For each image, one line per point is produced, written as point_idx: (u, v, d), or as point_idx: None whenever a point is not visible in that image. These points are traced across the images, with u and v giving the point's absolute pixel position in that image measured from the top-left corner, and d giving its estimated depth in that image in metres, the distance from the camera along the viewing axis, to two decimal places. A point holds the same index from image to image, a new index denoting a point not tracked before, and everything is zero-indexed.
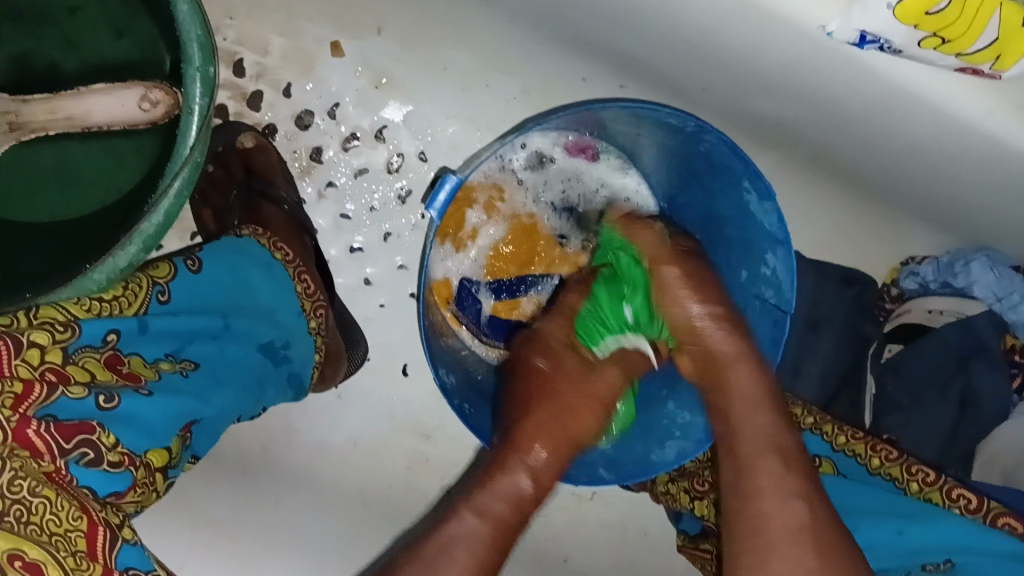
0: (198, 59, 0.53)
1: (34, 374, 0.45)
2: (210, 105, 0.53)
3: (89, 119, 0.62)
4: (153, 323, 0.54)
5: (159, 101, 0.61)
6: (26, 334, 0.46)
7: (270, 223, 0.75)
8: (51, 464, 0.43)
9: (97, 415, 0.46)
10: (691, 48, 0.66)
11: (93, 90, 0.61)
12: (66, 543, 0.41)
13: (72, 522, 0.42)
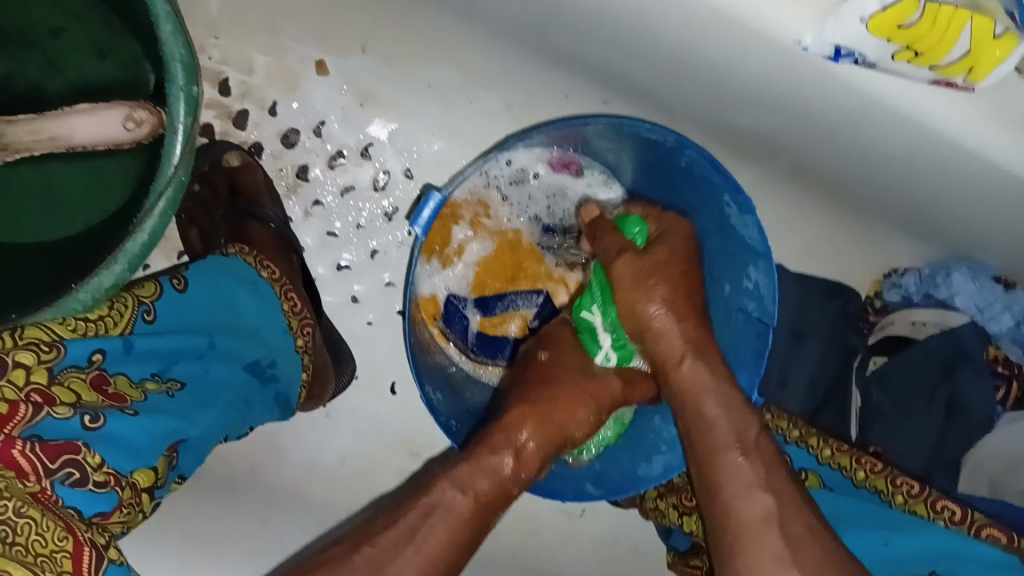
0: (182, 78, 0.53)
1: (20, 395, 0.45)
2: (195, 124, 0.53)
3: (72, 139, 0.63)
4: (138, 343, 0.54)
5: (143, 120, 0.62)
6: (11, 354, 0.46)
7: (256, 242, 0.75)
8: (37, 484, 0.43)
9: (82, 434, 0.46)
10: (670, 64, 0.67)
11: (77, 112, 0.62)
12: (52, 564, 0.41)
13: (58, 542, 0.42)
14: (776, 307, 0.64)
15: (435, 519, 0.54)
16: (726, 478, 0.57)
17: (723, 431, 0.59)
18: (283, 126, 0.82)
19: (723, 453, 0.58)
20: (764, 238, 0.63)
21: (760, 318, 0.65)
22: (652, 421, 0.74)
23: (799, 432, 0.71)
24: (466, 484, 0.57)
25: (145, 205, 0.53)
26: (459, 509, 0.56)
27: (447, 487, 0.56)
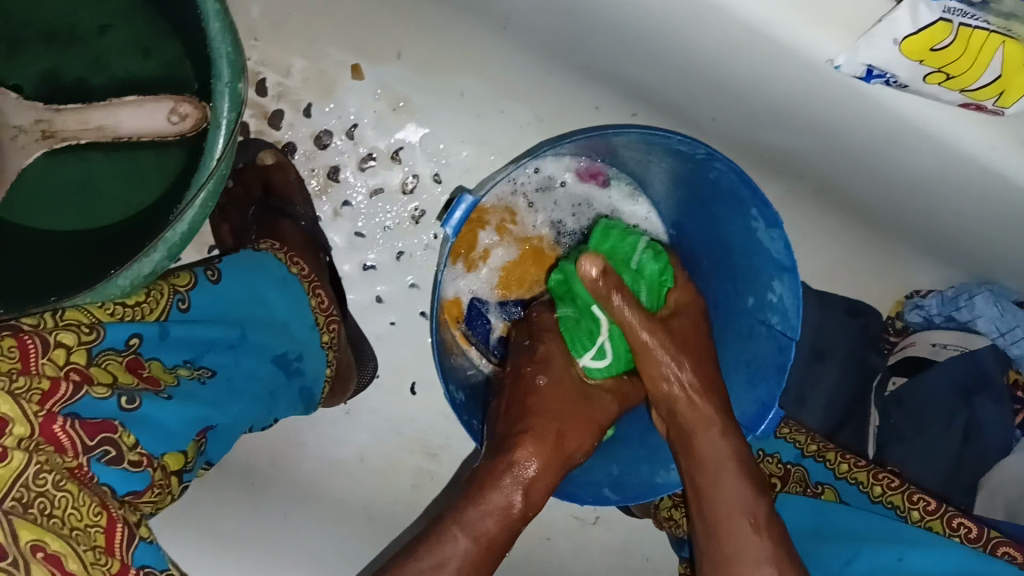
0: (227, 75, 0.54)
1: (60, 373, 0.46)
2: (237, 119, 0.54)
3: (119, 130, 0.63)
4: (173, 330, 0.55)
5: (188, 114, 0.63)
6: (53, 334, 0.48)
7: (286, 239, 0.76)
8: (74, 460, 0.44)
9: (119, 415, 0.47)
10: (700, 79, 0.68)
11: (124, 103, 0.62)
12: (86, 537, 0.42)
13: (92, 517, 0.43)
14: (799, 321, 0.65)
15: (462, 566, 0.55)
16: (733, 548, 0.55)
17: (734, 499, 0.58)
18: (316, 128, 0.84)
19: (733, 519, 0.57)
20: (789, 251, 0.64)
21: (782, 331, 0.66)
22: None
23: (816, 447, 0.71)
24: (477, 528, 0.57)
25: (188, 196, 0.55)
26: (471, 554, 0.56)
27: (460, 535, 0.56)
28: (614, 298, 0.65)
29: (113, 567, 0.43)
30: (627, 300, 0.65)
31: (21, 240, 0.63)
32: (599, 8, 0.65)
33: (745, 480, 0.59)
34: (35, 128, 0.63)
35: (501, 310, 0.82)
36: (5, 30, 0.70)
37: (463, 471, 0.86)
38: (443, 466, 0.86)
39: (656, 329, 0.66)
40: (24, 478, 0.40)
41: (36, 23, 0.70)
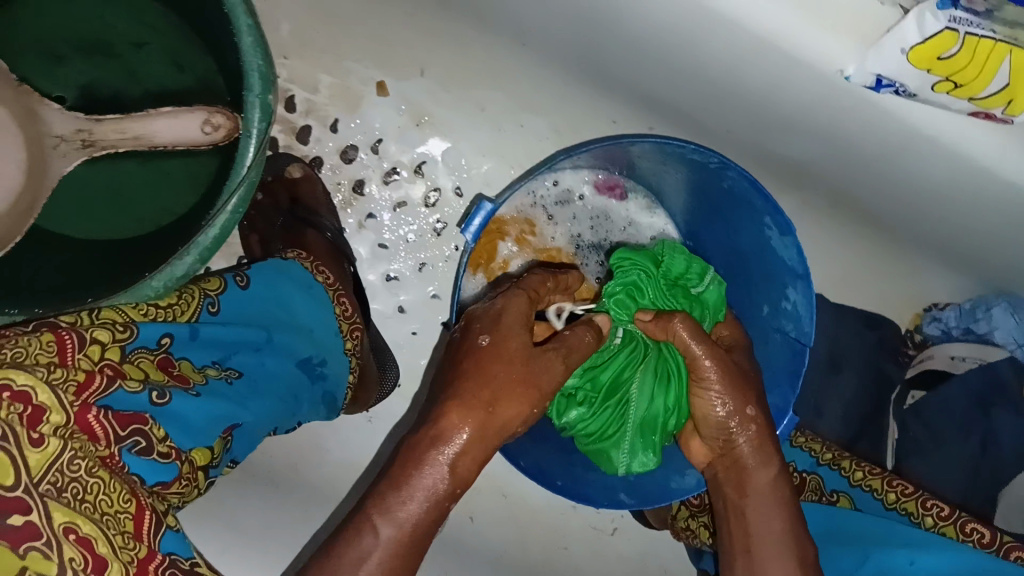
0: (258, 86, 0.57)
1: (94, 367, 0.48)
2: (267, 129, 0.57)
3: (155, 139, 0.63)
4: (203, 331, 0.58)
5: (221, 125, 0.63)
6: (89, 331, 0.50)
7: (312, 249, 0.79)
8: (106, 449, 0.46)
9: (150, 408, 0.49)
10: (712, 90, 0.70)
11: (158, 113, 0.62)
12: (116, 522, 0.44)
13: (122, 503, 0.45)
14: (813, 328, 0.65)
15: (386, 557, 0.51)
16: None
17: (774, 538, 0.58)
18: (342, 142, 0.86)
19: (775, 559, 0.57)
20: (803, 258, 0.65)
21: (797, 338, 0.66)
22: None
23: (832, 455, 0.72)
24: (394, 513, 0.52)
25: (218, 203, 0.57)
26: (392, 545, 0.51)
27: (379, 525, 0.51)
28: (676, 325, 0.63)
29: (141, 551, 0.45)
30: (695, 331, 0.63)
31: (63, 244, 0.67)
32: (615, 22, 0.67)
33: (789, 531, 0.58)
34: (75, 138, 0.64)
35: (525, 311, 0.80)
36: (48, 46, 0.73)
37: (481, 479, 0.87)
38: None
39: (720, 367, 0.63)
40: (60, 462, 0.42)
41: (78, 40, 0.74)
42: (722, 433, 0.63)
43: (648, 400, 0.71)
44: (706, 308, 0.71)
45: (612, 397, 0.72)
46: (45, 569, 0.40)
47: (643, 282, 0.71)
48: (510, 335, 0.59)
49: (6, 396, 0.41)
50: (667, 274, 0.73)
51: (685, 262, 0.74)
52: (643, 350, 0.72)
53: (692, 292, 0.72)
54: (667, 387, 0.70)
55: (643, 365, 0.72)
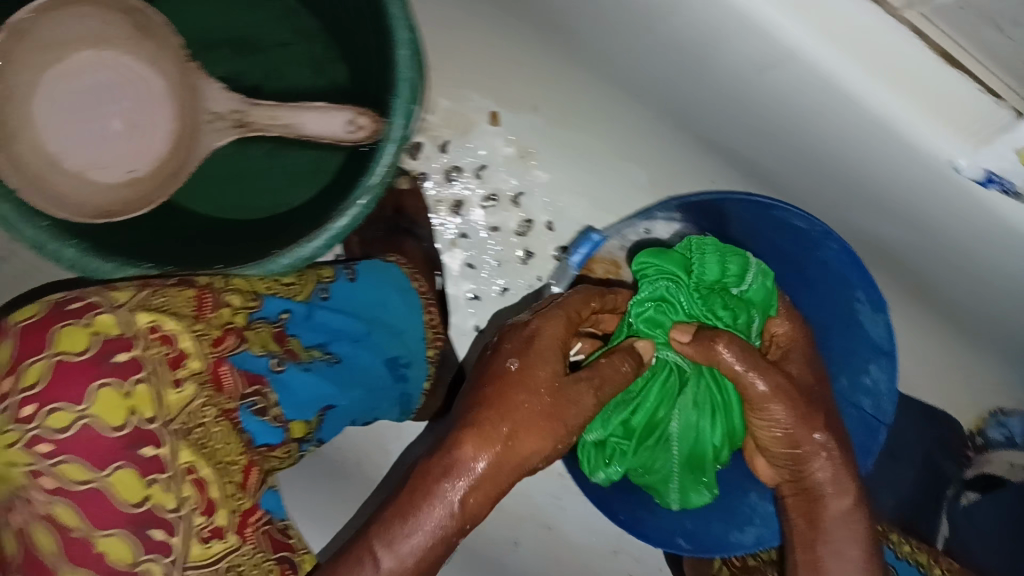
0: (406, 94, 0.61)
1: (227, 327, 0.52)
2: (408, 134, 0.61)
3: (302, 131, 0.65)
4: (317, 313, 0.62)
5: (364, 126, 0.64)
6: (224, 294, 0.54)
7: (410, 257, 0.83)
8: (229, 403, 0.49)
9: (268, 374, 0.53)
10: (813, 164, 0.73)
11: (310, 106, 0.64)
12: (227, 472, 0.48)
13: (234, 456, 0.49)
14: (891, 408, 0.67)
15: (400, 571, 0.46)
16: None
17: None
18: (448, 163, 0.91)
19: None
20: (890, 337, 0.66)
21: (874, 414, 0.68)
22: (747, 497, 0.75)
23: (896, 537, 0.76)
24: (394, 542, 0.47)
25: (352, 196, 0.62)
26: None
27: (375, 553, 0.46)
28: (721, 350, 0.60)
29: (242, 503, 0.49)
30: (742, 358, 0.60)
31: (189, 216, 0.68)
32: (736, 92, 0.69)
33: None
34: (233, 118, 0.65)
35: None
36: (202, 34, 0.79)
37: (529, 507, 0.88)
38: (511, 500, 0.88)
39: (779, 390, 0.61)
40: (192, 407, 0.46)
41: (230, 32, 0.79)
42: (788, 443, 0.62)
43: (693, 427, 0.71)
44: (746, 309, 0.67)
45: (652, 437, 0.70)
46: (164, 502, 0.44)
47: (672, 297, 0.67)
48: (540, 363, 0.53)
49: (156, 338, 0.46)
50: (700, 281, 0.68)
51: (718, 261, 0.68)
52: (673, 382, 0.69)
53: (732, 295, 0.68)
54: (713, 416, 0.70)
55: (680, 396, 0.70)
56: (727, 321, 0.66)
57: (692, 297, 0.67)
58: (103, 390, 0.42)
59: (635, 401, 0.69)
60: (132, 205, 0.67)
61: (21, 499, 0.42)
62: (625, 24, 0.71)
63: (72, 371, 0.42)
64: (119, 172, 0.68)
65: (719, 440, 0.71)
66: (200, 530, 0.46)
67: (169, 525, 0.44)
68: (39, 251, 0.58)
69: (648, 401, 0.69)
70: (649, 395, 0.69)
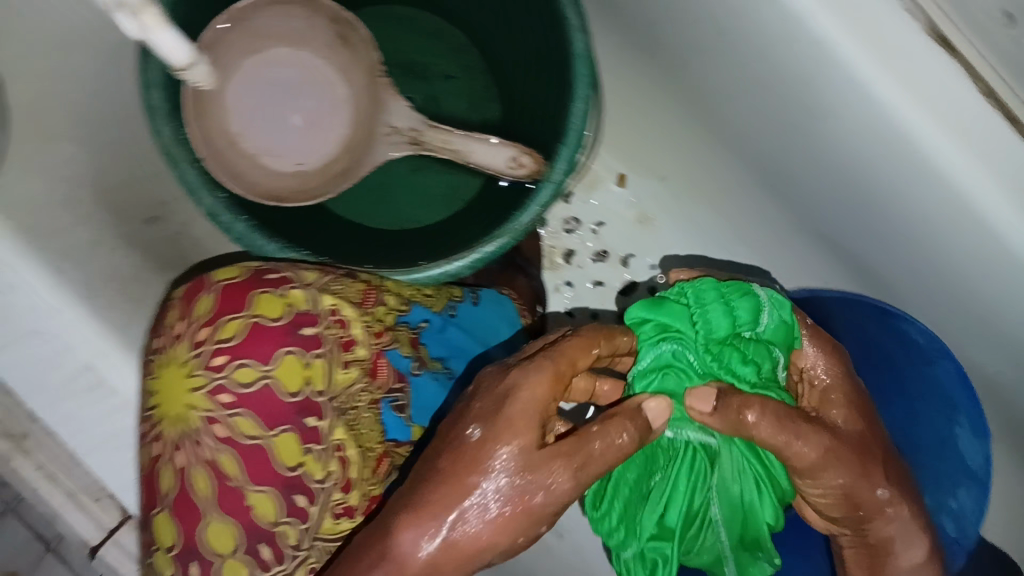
0: (572, 144, 0.64)
1: (384, 325, 0.58)
2: (567, 181, 0.64)
3: (465, 158, 0.68)
4: (450, 328, 0.65)
5: (525, 164, 0.68)
6: (383, 294, 0.59)
7: (520, 293, 0.86)
8: (377, 394, 0.56)
9: (409, 375, 0.58)
10: (932, 282, 0.71)
11: (480, 138, 0.68)
12: (367, 455, 0.55)
13: (372, 442, 0.56)
14: (975, 532, 0.70)
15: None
16: None
17: None
18: (568, 213, 0.95)
19: None
20: (986, 466, 0.70)
21: (956, 537, 0.70)
22: None
23: None
24: None
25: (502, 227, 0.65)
26: None
27: None
28: (750, 417, 0.53)
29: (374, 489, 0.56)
30: (765, 414, 0.53)
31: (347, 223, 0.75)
32: (864, 193, 0.69)
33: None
34: (406, 135, 0.69)
35: None
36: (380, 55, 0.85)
37: (580, 559, 0.90)
38: (564, 548, 0.90)
39: (837, 445, 0.57)
40: (352, 393, 0.54)
41: (402, 58, 0.85)
42: (845, 500, 0.59)
43: (739, 499, 0.61)
44: (767, 355, 0.60)
45: (692, 523, 0.61)
46: (314, 471, 0.51)
47: (683, 364, 0.58)
48: (508, 436, 0.48)
49: (335, 322, 0.53)
50: (714, 336, 0.58)
51: (724, 311, 0.58)
52: (700, 462, 0.60)
53: (745, 341, 0.60)
54: (760, 488, 0.62)
55: (713, 475, 0.61)
56: (749, 380, 0.59)
57: (701, 350, 0.58)
58: (288, 358, 0.50)
59: (662, 490, 0.60)
60: (296, 195, 0.72)
61: (196, 439, 0.49)
62: (764, 115, 0.72)
63: (268, 332, 0.50)
64: (288, 163, 0.72)
65: (766, 508, 0.62)
66: (335, 505, 0.53)
67: (313, 492, 0.51)
68: (214, 221, 0.64)
69: (677, 490, 0.60)
70: (678, 481, 0.60)
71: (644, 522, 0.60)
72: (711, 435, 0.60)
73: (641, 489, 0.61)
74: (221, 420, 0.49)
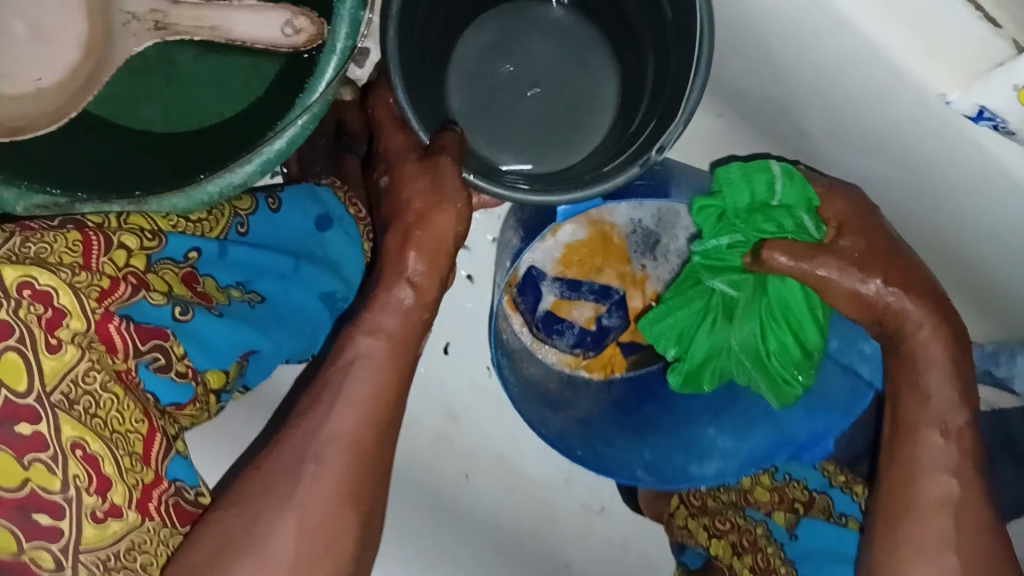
0: (351, 2, 0.52)
1: (117, 273, 0.48)
2: (354, 51, 0.52)
3: (232, 34, 0.57)
4: (232, 250, 0.57)
5: (303, 29, 0.57)
6: (117, 235, 0.49)
7: (350, 180, 0.74)
8: (123, 363, 0.46)
9: (171, 324, 0.50)
10: (791, 70, 0.65)
11: (243, 5, 0.56)
12: (125, 442, 0.44)
13: (133, 423, 0.45)
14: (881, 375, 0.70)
15: (372, 378, 0.52)
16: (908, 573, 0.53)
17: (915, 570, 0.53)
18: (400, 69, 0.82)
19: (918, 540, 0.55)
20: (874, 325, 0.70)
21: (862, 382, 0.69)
22: (703, 432, 0.74)
23: (844, 478, 0.76)
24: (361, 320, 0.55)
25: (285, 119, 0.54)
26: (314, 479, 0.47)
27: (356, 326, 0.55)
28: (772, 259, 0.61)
29: (146, 476, 0.45)
30: (795, 256, 0.61)
31: (125, 135, 0.62)
32: (793, 34, 0.61)
33: None
34: (147, 17, 0.57)
35: (556, 286, 0.81)
36: None
37: (480, 439, 0.89)
38: (462, 431, 0.88)
39: (844, 268, 0.60)
40: (76, 373, 0.42)
41: None
42: (870, 309, 0.61)
43: (755, 336, 0.69)
44: (786, 216, 0.62)
45: (722, 354, 0.72)
46: (47, 484, 0.40)
47: (741, 226, 0.64)
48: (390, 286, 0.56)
49: (27, 296, 0.41)
50: (742, 210, 0.64)
51: (749, 184, 0.63)
52: (767, 300, 0.68)
53: (782, 202, 0.63)
54: (778, 318, 0.68)
55: (774, 315, 0.68)
56: (781, 224, 0.62)
57: (740, 212, 0.64)
58: (7, 356, 0.39)
59: (708, 336, 0.71)
60: (40, 118, 0.58)
61: None
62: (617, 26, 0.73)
63: None
64: (26, 81, 0.59)
65: (795, 340, 0.68)
66: (92, 510, 0.41)
67: (55, 508, 0.40)
68: None
69: (705, 345, 0.72)
70: (748, 327, 0.69)
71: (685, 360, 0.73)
72: (733, 286, 0.68)
73: (686, 334, 0.73)
74: (151, 463, 0.46)
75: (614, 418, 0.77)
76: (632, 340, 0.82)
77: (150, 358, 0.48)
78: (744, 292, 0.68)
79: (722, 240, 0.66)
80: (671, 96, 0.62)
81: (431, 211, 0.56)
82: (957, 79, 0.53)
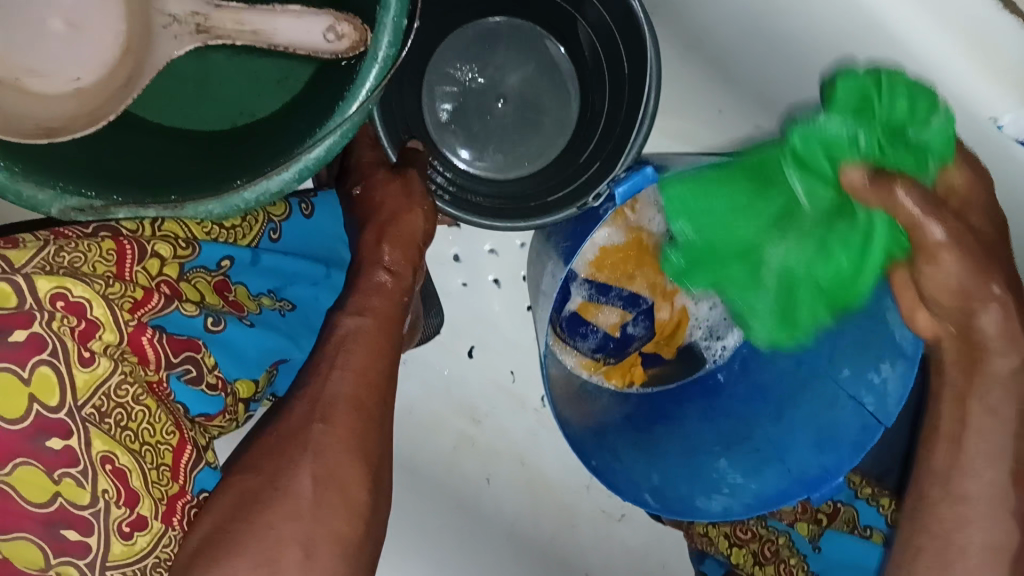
0: (394, 9, 0.51)
1: (150, 283, 0.49)
2: (397, 59, 0.51)
3: (273, 39, 0.56)
4: (264, 258, 0.56)
5: (345, 35, 0.56)
6: (151, 243, 0.49)
7: None
8: (155, 375, 0.47)
9: (203, 335, 0.49)
10: None
11: (285, 11, 0.55)
12: (155, 455, 0.44)
13: (164, 436, 0.45)
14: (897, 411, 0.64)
15: (362, 381, 0.51)
16: None
17: None
18: None
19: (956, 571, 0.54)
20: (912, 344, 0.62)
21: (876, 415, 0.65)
22: (715, 461, 0.73)
23: (871, 490, 0.74)
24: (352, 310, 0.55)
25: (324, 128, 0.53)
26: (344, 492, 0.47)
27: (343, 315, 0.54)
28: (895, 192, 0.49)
29: (173, 489, 0.45)
30: (924, 202, 0.49)
31: (163, 136, 0.62)
32: (841, 51, 0.59)
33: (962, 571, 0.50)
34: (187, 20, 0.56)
35: (585, 288, 0.79)
36: None
37: (503, 443, 0.88)
38: (485, 434, 0.88)
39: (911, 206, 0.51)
40: (109, 388, 0.41)
41: None
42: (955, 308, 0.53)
43: (806, 252, 0.62)
44: (916, 157, 0.52)
45: (752, 256, 0.66)
46: (76, 498, 0.40)
47: (854, 152, 0.53)
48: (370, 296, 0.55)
49: (60, 308, 0.41)
50: (877, 129, 0.53)
51: (909, 108, 0.51)
52: (844, 228, 0.58)
53: (920, 140, 0.52)
54: (826, 252, 0.60)
55: (830, 235, 0.59)
56: (907, 165, 0.52)
57: (873, 131, 0.53)
58: (40, 370, 0.39)
59: (751, 220, 0.63)
60: (78, 118, 0.57)
61: None
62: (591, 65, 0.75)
63: None
64: (64, 81, 0.59)
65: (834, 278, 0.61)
66: (119, 523, 0.41)
67: (83, 523, 0.40)
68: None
69: (747, 225, 0.64)
70: (800, 244, 0.62)
71: (716, 227, 0.65)
72: (812, 192, 0.57)
73: (730, 212, 0.63)
74: (180, 477, 0.45)
75: (626, 433, 0.76)
76: (655, 351, 0.82)
77: (182, 370, 0.48)
78: (813, 211, 0.59)
79: (824, 142, 0.54)
80: (621, 139, 0.68)
81: (403, 212, 0.59)
82: (1010, 99, 0.52)
